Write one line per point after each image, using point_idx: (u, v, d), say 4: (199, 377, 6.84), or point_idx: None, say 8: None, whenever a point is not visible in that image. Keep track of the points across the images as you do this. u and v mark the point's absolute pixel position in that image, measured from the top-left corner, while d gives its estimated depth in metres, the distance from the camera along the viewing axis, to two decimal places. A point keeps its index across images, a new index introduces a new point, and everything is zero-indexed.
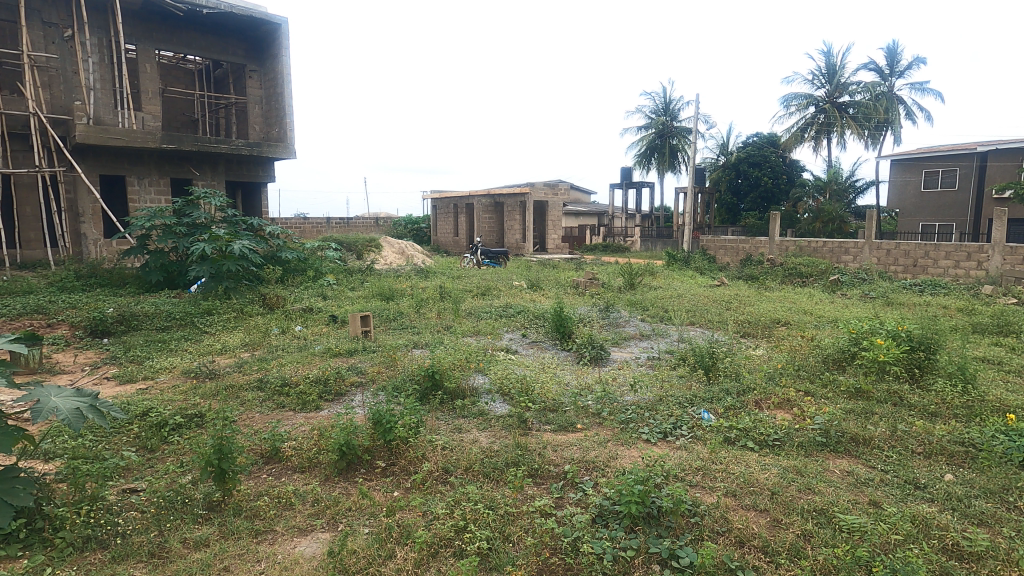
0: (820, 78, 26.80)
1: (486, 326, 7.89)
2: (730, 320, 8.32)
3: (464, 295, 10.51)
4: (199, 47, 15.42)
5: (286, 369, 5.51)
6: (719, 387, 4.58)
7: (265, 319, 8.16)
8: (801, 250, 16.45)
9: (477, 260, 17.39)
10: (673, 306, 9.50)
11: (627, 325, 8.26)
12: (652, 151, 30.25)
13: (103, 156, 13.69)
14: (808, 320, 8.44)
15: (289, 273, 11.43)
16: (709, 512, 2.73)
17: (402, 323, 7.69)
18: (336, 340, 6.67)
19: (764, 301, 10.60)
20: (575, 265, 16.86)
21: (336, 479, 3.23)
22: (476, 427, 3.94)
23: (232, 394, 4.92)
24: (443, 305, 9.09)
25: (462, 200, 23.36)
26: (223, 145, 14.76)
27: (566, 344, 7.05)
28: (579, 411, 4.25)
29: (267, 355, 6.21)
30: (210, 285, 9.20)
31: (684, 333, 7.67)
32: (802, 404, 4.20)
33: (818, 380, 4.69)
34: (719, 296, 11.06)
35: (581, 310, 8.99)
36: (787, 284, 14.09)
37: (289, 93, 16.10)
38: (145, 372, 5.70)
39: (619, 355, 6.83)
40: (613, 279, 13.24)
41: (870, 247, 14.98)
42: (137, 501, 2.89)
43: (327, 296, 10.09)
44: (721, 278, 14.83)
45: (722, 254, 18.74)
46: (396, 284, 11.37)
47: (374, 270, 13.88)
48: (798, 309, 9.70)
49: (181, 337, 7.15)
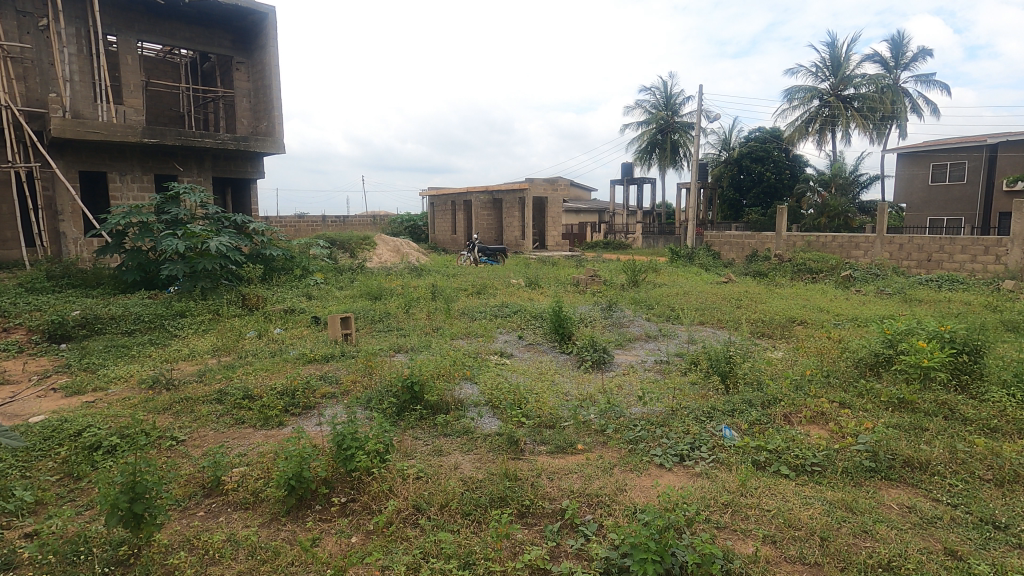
0: (825, 70, 26.14)
1: (479, 327, 7.32)
2: (742, 319, 7.74)
3: (458, 294, 9.93)
4: (184, 38, 14.84)
5: (255, 377, 4.93)
6: (741, 398, 3.99)
7: (241, 321, 7.58)
8: (810, 245, 15.82)
9: (474, 258, 16.83)
10: (680, 305, 8.93)
11: (632, 325, 7.66)
12: (652, 147, 29.66)
13: (82, 151, 13.10)
14: (825, 318, 7.86)
15: (274, 272, 10.86)
16: (746, 573, 2.15)
17: (387, 325, 7.11)
18: (313, 344, 6.09)
19: (776, 298, 10.01)
20: (575, 262, 16.25)
21: (282, 520, 2.66)
22: (459, 449, 3.36)
23: (185, 409, 4.33)
24: (435, 305, 8.50)
25: (460, 197, 22.77)
26: (208, 140, 14.14)
27: (566, 346, 6.48)
28: (580, 428, 3.67)
29: (238, 362, 5.63)
30: (186, 285, 8.59)
31: (694, 333, 7.08)
32: (839, 419, 3.61)
33: (853, 389, 4.11)
34: (728, 293, 10.46)
35: (581, 309, 8.40)
36: (797, 280, 13.50)
37: (277, 84, 15.50)
38: (97, 382, 5.10)
39: (623, 359, 6.26)
40: (616, 276, 12.66)
41: (881, 241, 14.38)
42: (26, 554, 2.31)
43: (313, 296, 9.50)
44: (728, 274, 14.26)
45: (726, 250, 18.13)
46: (386, 283, 10.79)
47: (366, 269, 13.32)
48: (815, 307, 9.11)
49: (147, 342, 6.59)
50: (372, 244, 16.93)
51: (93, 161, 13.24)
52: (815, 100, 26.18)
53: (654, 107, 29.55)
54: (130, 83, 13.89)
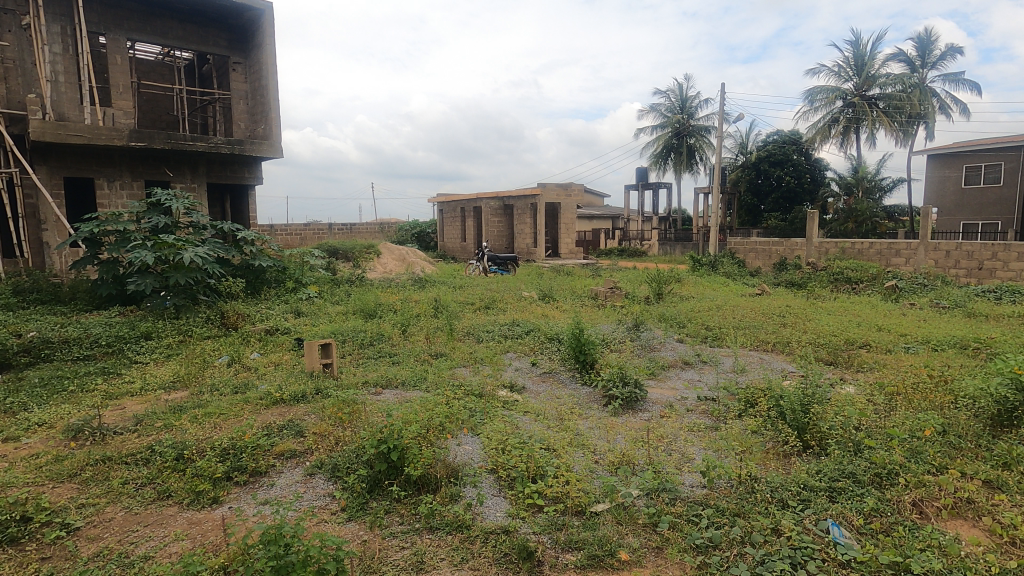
0: (847, 70, 24.85)
1: (484, 351, 6.36)
2: (796, 342, 6.62)
3: (464, 310, 8.92)
4: (177, 37, 14.02)
5: (202, 426, 3.92)
6: (838, 469, 2.94)
7: (215, 345, 6.67)
8: (844, 253, 14.58)
9: (484, 267, 15.83)
10: (717, 322, 7.83)
11: (664, 349, 6.59)
12: (668, 151, 28.55)
13: (67, 156, 12.25)
14: (891, 341, 6.74)
15: (264, 286, 9.97)
16: None
17: (380, 351, 6.11)
18: (287, 378, 5.10)
19: (824, 313, 8.86)
20: (592, 272, 15.16)
21: None
22: (450, 561, 2.35)
23: (97, 475, 3.31)
24: (436, 325, 7.45)
25: (469, 203, 21.83)
26: (200, 144, 13.26)
27: (588, 378, 5.43)
28: (622, 520, 2.62)
29: (194, 400, 4.63)
30: (157, 302, 7.63)
31: (741, 359, 6.00)
32: (998, 513, 2.51)
33: (993, 459, 2.98)
34: (769, 308, 9.32)
35: (604, 329, 7.30)
36: (837, 290, 12.32)
37: (273, 85, 14.63)
38: (11, 429, 4.10)
39: (657, 395, 5.17)
40: (638, 287, 11.55)
41: (925, 248, 13.14)
42: None
43: (302, 313, 8.56)
44: (760, 285, 13.09)
45: (752, 257, 16.91)
46: (384, 296, 9.80)
47: (367, 280, 12.37)
48: (872, 324, 7.96)
49: (97, 371, 5.65)
50: (376, 253, 15.99)
51: (79, 167, 12.38)
52: (839, 100, 24.87)
53: (670, 110, 28.44)
54: (119, 84, 13.09)
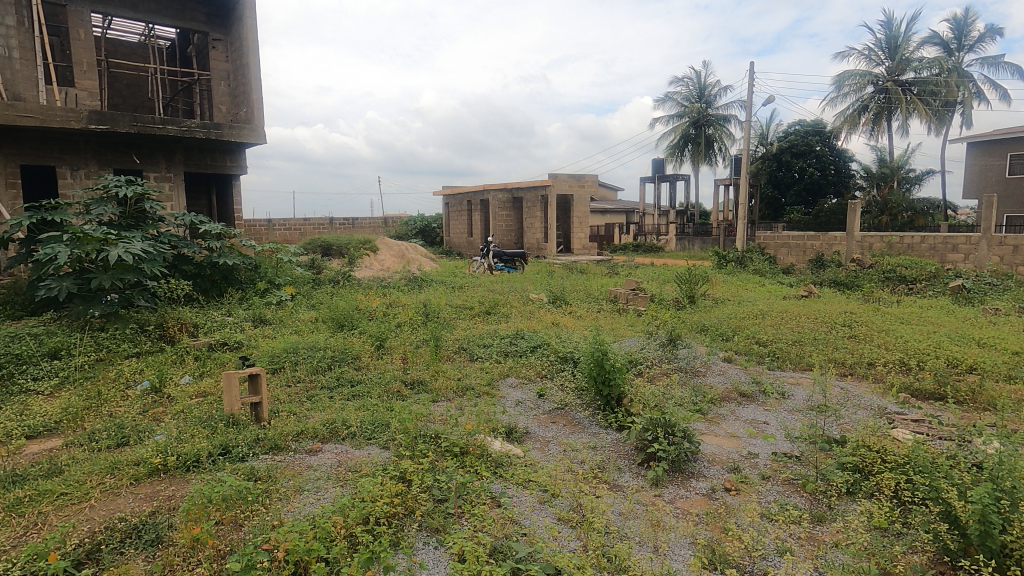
0: (879, 53, 22.93)
1: (477, 376, 4.86)
2: (882, 367, 5.04)
3: (458, 316, 7.46)
4: (149, 10, 12.63)
5: (12, 524, 2.48)
6: None
7: (139, 364, 5.25)
8: (892, 248, 12.85)
9: (488, 264, 14.32)
10: (771, 335, 6.28)
11: (711, 374, 5.07)
12: (685, 142, 26.82)
13: (24, 141, 10.61)
14: (1005, 363, 5.14)
15: (230, 289, 8.59)
16: None
17: (339, 379, 4.65)
18: (195, 423, 3.65)
19: (897, 322, 7.23)
20: (609, 269, 13.61)
21: None
22: None
23: None
24: (419, 339, 5.97)
25: (475, 195, 20.32)
26: (171, 127, 11.44)
27: (615, 420, 3.94)
28: None
29: (46, 464, 3.15)
30: (78, 310, 6.15)
31: (819, 390, 4.49)
32: None
33: None
34: (826, 315, 7.72)
35: (629, 345, 5.79)
36: (892, 291, 10.67)
37: (254, 64, 13.16)
38: None
39: (712, 448, 3.69)
40: (664, 288, 10.00)
41: (989, 242, 11.42)
42: None
43: (265, 321, 7.17)
44: (803, 285, 11.45)
45: (785, 253, 15.20)
46: (366, 300, 8.35)
47: (355, 280, 10.95)
48: (965, 338, 6.34)
49: None
50: (371, 249, 14.55)
51: (39, 154, 10.71)
52: (870, 86, 22.90)
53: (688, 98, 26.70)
54: (82, 62, 11.61)
